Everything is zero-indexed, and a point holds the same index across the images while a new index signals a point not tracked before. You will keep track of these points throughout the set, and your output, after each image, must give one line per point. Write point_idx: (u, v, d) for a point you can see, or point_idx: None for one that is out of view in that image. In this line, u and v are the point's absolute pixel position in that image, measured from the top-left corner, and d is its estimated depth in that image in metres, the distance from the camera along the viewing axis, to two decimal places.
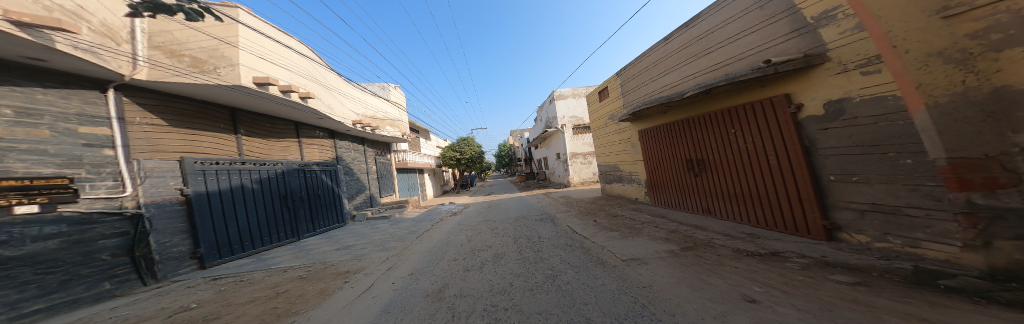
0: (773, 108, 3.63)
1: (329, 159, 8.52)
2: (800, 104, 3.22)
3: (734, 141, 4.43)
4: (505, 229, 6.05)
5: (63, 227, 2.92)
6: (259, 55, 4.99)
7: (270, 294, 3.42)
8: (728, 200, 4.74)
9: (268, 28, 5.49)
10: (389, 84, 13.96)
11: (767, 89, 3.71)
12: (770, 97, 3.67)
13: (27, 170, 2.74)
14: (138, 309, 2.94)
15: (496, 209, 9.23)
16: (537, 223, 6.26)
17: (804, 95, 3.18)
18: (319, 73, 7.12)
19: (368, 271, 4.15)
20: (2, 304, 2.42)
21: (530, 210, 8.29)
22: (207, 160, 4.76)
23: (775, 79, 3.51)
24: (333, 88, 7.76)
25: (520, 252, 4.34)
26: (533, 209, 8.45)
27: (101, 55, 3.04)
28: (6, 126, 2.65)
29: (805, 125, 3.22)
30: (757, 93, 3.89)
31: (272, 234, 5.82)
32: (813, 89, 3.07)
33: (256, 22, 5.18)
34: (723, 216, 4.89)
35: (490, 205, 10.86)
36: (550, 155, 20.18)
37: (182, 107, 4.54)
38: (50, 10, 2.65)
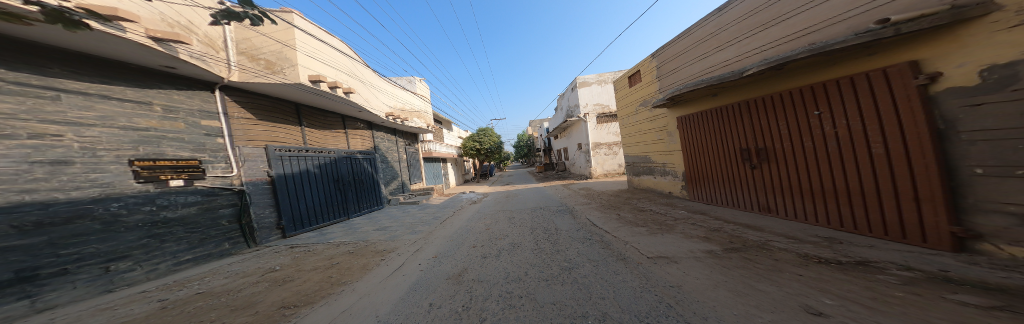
0: (885, 81, 2.68)
1: (368, 148, 9.69)
2: (934, 74, 2.26)
3: (816, 125, 3.51)
4: (521, 219, 6.02)
5: (199, 197, 4.10)
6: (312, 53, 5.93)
7: (327, 263, 4.12)
8: (795, 197, 3.90)
9: (314, 29, 6.34)
10: (415, 77, 15.22)
11: (880, 56, 2.73)
12: (886, 68, 2.68)
13: (174, 153, 3.90)
14: (244, 266, 3.86)
15: (513, 199, 9.30)
16: (555, 215, 6.08)
17: (945, 60, 2.22)
18: (356, 70, 8.03)
19: (399, 251, 4.63)
20: (169, 252, 3.61)
21: (547, 201, 8.07)
22: (283, 147, 5.87)
23: (897, 42, 2.53)
24: (369, 84, 8.76)
25: (536, 242, 4.30)
26: (550, 200, 8.24)
27: (207, 62, 4.08)
28: (158, 120, 3.80)
29: (943, 101, 2.27)
30: (861, 63, 2.94)
31: (329, 212, 6.94)
32: (955, 50, 2.15)
33: (306, 25, 6.01)
34: (785, 215, 4.06)
35: (508, 195, 10.94)
36: (570, 145, 19.43)
37: (264, 103, 5.70)
38: (173, 26, 3.73)
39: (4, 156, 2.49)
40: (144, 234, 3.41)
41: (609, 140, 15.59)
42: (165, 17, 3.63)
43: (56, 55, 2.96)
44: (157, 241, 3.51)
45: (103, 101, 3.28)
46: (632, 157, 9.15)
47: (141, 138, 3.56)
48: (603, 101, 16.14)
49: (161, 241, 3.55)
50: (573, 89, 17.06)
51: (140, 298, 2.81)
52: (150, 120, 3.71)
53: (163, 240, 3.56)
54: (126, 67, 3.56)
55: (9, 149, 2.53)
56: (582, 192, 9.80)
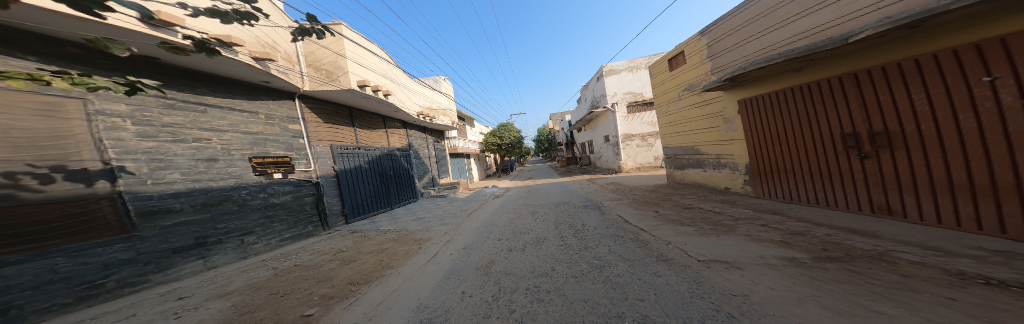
0: None
1: (405, 146, 10.63)
2: None
3: (982, 96, 2.27)
4: (545, 214, 5.77)
5: (292, 187, 5.32)
6: (360, 59, 6.83)
7: (378, 247, 4.80)
8: (937, 195, 2.67)
9: (360, 38, 7.06)
10: (439, 77, 16.31)
11: None
12: None
13: (274, 152, 5.18)
14: (322, 245, 4.84)
15: (535, 194, 9.09)
16: (579, 210, 5.67)
17: None
18: (392, 73, 8.73)
19: (434, 241, 5.03)
20: (276, 232, 4.81)
21: (572, 197, 7.58)
22: (344, 147, 7.07)
23: None
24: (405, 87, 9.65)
25: (562, 239, 4.04)
26: (574, 195, 7.74)
27: (287, 75, 5.12)
28: (262, 125, 5.09)
29: None
30: None
31: (377, 202, 8.00)
32: None
33: (352, 34, 6.77)
34: (915, 219, 2.87)
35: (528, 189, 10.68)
36: (596, 138, 17.93)
37: (328, 107, 6.90)
38: (264, 46, 4.75)
39: (180, 155, 3.81)
40: (263, 215, 4.66)
41: (644, 132, 13.89)
42: (259, 39, 4.65)
43: (202, 78, 4.28)
44: (269, 220, 4.74)
45: (232, 113, 4.63)
46: (674, 148, 7.87)
47: (255, 140, 4.88)
48: (634, 89, 14.25)
49: (271, 219, 4.78)
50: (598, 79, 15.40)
51: (259, 267, 3.76)
52: (257, 126, 5.00)
53: (272, 219, 4.79)
54: (241, 84, 4.87)
55: (183, 150, 3.86)
56: (611, 187, 8.83)
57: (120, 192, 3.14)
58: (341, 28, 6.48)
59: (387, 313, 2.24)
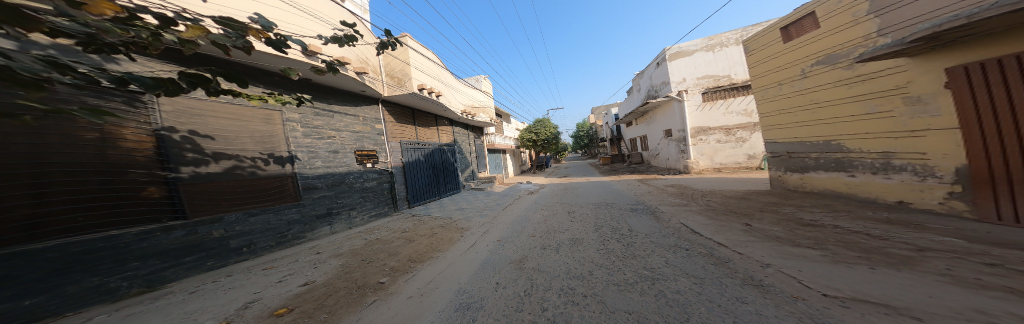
0: None
1: (452, 142, 10.69)
2: None
3: None
4: (591, 216, 5.23)
5: (376, 175, 6.42)
6: (419, 66, 7.78)
7: (432, 230, 5.36)
8: None
9: (419, 47, 8.10)
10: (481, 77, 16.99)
11: None
12: None
13: (368, 146, 6.36)
14: (388, 224, 5.76)
15: (573, 192, 8.49)
16: (629, 215, 4.92)
17: None
18: (443, 75, 9.47)
19: (477, 231, 5.28)
20: (364, 212, 5.90)
21: (620, 199, 6.66)
22: (409, 141, 7.83)
23: None
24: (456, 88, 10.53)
25: (607, 244, 3.61)
26: (621, 197, 6.79)
27: (375, 85, 6.13)
28: (360, 125, 6.24)
29: None
30: None
31: (433, 191, 8.61)
32: None
33: (414, 44, 7.81)
34: None
35: (566, 188, 10.05)
36: (653, 133, 15.39)
37: (398, 109, 7.66)
38: (361, 62, 5.79)
39: (312, 147, 5.03)
40: (359, 197, 5.79)
41: (730, 124, 11.22)
42: (359, 57, 5.70)
43: (324, 89, 5.45)
44: (362, 203, 5.85)
45: (343, 115, 5.83)
46: (784, 144, 5.85)
47: (355, 136, 6.02)
48: (714, 71, 11.50)
49: (363, 202, 5.88)
50: (660, 64, 13.04)
51: (354, 238, 4.76)
52: (357, 126, 6.15)
53: (364, 201, 5.93)
54: (348, 94, 6.01)
55: (314, 144, 5.06)
56: (667, 191, 7.38)
57: (297, 171, 4.65)
58: (406, 40, 7.55)
59: (434, 291, 2.48)
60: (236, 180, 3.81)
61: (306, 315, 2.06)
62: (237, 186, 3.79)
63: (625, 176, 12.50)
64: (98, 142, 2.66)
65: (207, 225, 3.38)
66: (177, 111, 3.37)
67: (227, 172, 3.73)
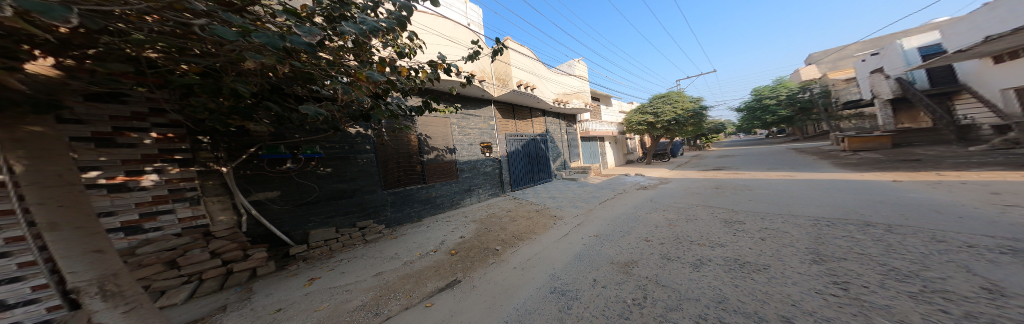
0: None
1: (545, 132, 10.70)
2: None
3: None
4: (836, 237, 2.80)
5: (493, 162, 7.41)
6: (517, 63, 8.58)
7: (530, 213, 5.71)
8: None
9: (518, 47, 8.71)
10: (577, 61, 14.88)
11: None
12: None
13: (490, 138, 7.43)
14: (496, 202, 6.73)
15: (711, 196, 5.90)
16: (872, 239, 2.61)
17: None
18: (538, 68, 9.68)
19: (572, 224, 4.96)
20: (487, 190, 7.06)
21: (892, 216, 3.34)
22: (512, 133, 8.45)
23: None
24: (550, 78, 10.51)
25: (791, 264, 2.21)
26: (834, 211, 3.80)
27: (490, 88, 7.03)
28: (486, 122, 7.34)
29: None
30: None
31: (529, 178, 8.97)
32: None
33: (513, 44, 8.48)
34: None
35: (741, 188, 6.49)
36: None
37: (505, 107, 8.39)
38: (483, 71, 6.79)
39: (463, 141, 6.49)
40: (483, 176, 6.95)
41: None
42: (481, 67, 6.76)
43: (462, 97, 6.71)
44: (485, 185, 7.00)
45: (476, 115, 7.04)
46: None
47: (484, 131, 7.22)
48: None
49: (486, 184, 7.02)
50: None
51: (481, 209, 5.92)
52: (484, 123, 7.26)
53: (486, 184, 7.05)
54: (476, 99, 7.12)
55: (462, 138, 6.46)
56: None
57: (456, 159, 6.22)
58: (507, 43, 8.49)
59: (533, 268, 2.67)
60: (440, 163, 5.76)
61: (456, 263, 2.77)
62: (445, 166, 5.87)
63: (927, 175, 5.92)
64: (407, 143, 5.19)
65: (425, 188, 5.34)
66: (422, 123, 5.49)
67: (433, 158, 5.63)
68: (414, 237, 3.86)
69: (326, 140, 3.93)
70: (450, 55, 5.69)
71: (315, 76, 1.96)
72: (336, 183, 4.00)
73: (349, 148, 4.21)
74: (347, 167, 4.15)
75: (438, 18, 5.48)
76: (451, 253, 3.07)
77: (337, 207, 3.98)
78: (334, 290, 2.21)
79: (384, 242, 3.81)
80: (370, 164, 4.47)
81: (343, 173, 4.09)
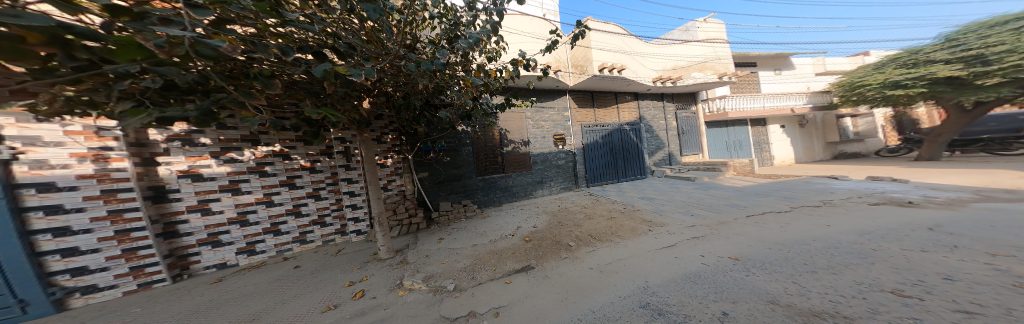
0: None
1: (636, 119, 8.87)
2: None
3: None
4: None
5: (565, 155, 7.12)
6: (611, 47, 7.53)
7: (610, 213, 4.84)
8: None
9: (602, 24, 7.51)
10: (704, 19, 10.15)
11: None
12: None
13: (564, 130, 7.14)
14: (569, 196, 6.39)
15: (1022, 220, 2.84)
16: None
17: None
18: (627, 44, 7.92)
19: (663, 225, 3.90)
20: (557, 184, 6.90)
21: None
22: (590, 124, 7.66)
23: None
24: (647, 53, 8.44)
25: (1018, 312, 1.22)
26: None
27: (565, 77, 6.64)
28: (560, 112, 7.11)
29: None
30: None
31: (608, 174, 7.89)
32: None
33: (596, 24, 7.35)
34: None
35: None
36: None
37: (584, 96, 7.74)
38: (558, 62, 6.55)
39: (536, 133, 6.62)
40: (554, 169, 6.85)
41: None
42: (556, 58, 6.55)
43: (537, 90, 6.77)
44: (557, 178, 6.89)
45: (550, 107, 6.95)
46: None
47: (558, 123, 7.01)
48: None
49: (557, 177, 6.89)
50: None
51: (552, 202, 5.89)
52: (558, 115, 7.06)
53: (557, 176, 6.90)
54: (551, 91, 6.99)
55: (536, 131, 6.60)
56: None
57: (529, 151, 6.44)
58: (588, 24, 7.59)
59: (615, 274, 2.22)
60: (514, 155, 6.17)
61: (528, 250, 2.75)
62: (517, 158, 6.22)
63: None
64: (492, 138, 5.85)
65: (504, 177, 5.91)
66: (503, 119, 6.06)
67: (510, 150, 6.12)
68: (496, 220, 4.25)
69: (445, 137, 5.10)
70: (529, 51, 5.86)
71: (448, 87, 2.32)
72: (447, 169, 5.13)
73: (457, 142, 5.27)
74: (457, 156, 5.26)
75: (520, 15, 5.72)
76: (526, 240, 3.13)
77: (444, 188, 5.09)
78: (451, 249, 2.80)
79: (475, 221, 4.40)
80: (470, 154, 5.42)
81: (453, 161, 5.20)
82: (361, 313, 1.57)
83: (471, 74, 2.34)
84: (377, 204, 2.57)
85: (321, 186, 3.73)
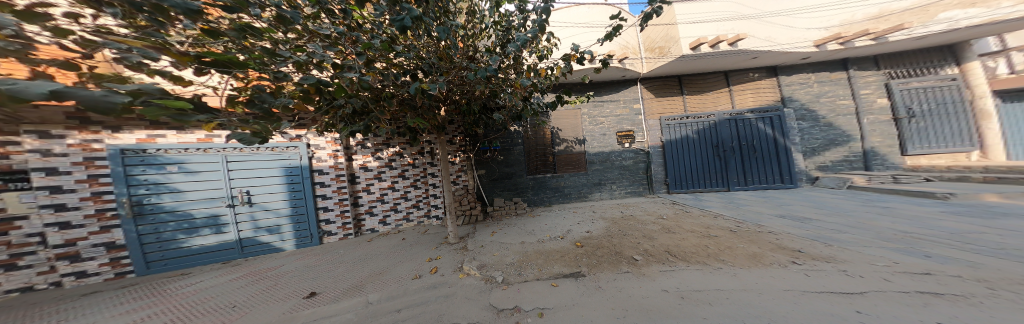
0: None
1: (769, 104, 6.00)
2: None
3: None
4: None
5: (632, 154, 5.98)
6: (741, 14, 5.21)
7: (711, 231, 2.96)
8: None
9: None
10: None
11: None
12: None
13: (631, 124, 6.01)
14: (637, 201, 5.30)
15: None
16: None
17: None
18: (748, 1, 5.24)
19: (779, 236, 2.63)
20: (621, 187, 5.91)
21: None
22: (675, 116, 5.99)
23: None
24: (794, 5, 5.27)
25: None
26: None
27: (633, 64, 5.53)
28: (629, 100, 6.04)
29: None
30: None
31: (709, 180, 5.77)
32: None
33: None
34: None
35: None
36: None
37: (671, 82, 6.17)
38: (625, 47, 5.57)
39: (594, 130, 5.92)
40: (618, 169, 5.92)
41: None
42: (623, 44, 5.60)
43: (597, 83, 6.00)
44: (622, 181, 5.91)
45: (612, 101, 6.02)
46: None
47: (623, 118, 5.99)
48: None
49: (622, 179, 5.91)
50: None
51: (614, 208, 4.75)
52: (623, 108, 6.03)
53: (622, 179, 5.91)
54: (614, 82, 6.04)
55: (594, 127, 5.93)
56: None
57: (584, 150, 5.86)
58: None
59: (704, 305, 1.37)
60: (567, 154, 5.79)
61: (581, 256, 2.31)
62: (572, 158, 5.81)
63: None
64: (541, 137, 5.75)
65: (555, 178, 5.71)
66: (555, 117, 5.80)
67: (562, 149, 5.78)
68: (544, 220, 4.06)
69: (499, 137, 5.43)
70: (582, 42, 5.38)
71: (499, 90, 2.42)
72: (499, 167, 5.49)
73: (508, 142, 5.52)
74: (510, 155, 5.52)
75: (573, 7, 5.40)
76: (577, 244, 2.68)
77: (499, 184, 5.50)
78: (507, 243, 2.89)
79: (528, 218, 4.33)
80: (519, 153, 5.56)
81: (507, 160, 5.51)
82: (433, 286, 1.91)
83: (518, 77, 2.43)
84: (448, 194, 3.00)
85: (418, 178, 4.42)
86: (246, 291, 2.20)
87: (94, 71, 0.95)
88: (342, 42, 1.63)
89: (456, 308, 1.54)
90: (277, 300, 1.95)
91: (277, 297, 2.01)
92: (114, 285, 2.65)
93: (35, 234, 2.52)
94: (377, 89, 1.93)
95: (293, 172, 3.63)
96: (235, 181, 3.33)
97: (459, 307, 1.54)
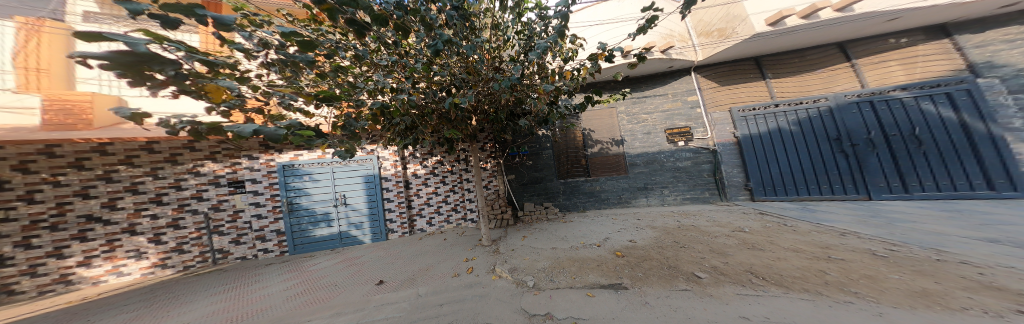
0: None
1: (936, 75, 4.17)
2: None
3: None
4: None
5: (690, 154, 5.02)
6: None
7: (820, 247, 2.31)
8: None
9: None
10: None
11: None
12: None
13: (685, 119, 5.12)
14: (701, 209, 4.35)
15: None
16: None
17: None
18: None
19: (984, 271, 1.67)
20: (678, 193, 4.97)
21: None
22: (752, 105, 4.83)
23: None
24: None
25: None
26: None
27: (681, 53, 4.80)
28: (677, 93, 5.23)
29: None
30: None
31: (830, 184, 4.24)
32: None
33: None
34: None
35: None
36: None
37: (745, 66, 5.06)
38: (665, 37, 4.89)
39: (636, 129, 5.29)
40: (672, 173, 5.05)
41: None
42: (662, 32, 4.88)
43: (633, 78, 5.43)
44: (679, 186, 4.98)
45: (656, 96, 5.31)
46: None
47: (674, 113, 5.18)
48: None
49: (679, 184, 4.98)
50: None
51: (667, 217, 3.96)
52: (673, 101, 5.23)
53: (680, 183, 4.98)
54: (655, 75, 5.34)
55: (635, 125, 5.31)
56: None
57: (622, 151, 5.28)
58: None
59: None
60: (603, 157, 5.32)
61: (623, 267, 2.04)
62: (609, 161, 5.29)
63: None
64: (573, 140, 5.44)
65: (589, 181, 5.28)
66: (585, 118, 5.48)
67: (596, 151, 5.36)
68: (577, 226, 3.74)
69: (529, 143, 5.41)
70: (611, 39, 5.10)
71: (524, 97, 2.54)
72: (532, 175, 5.42)
73: (537, 147, 5.42)
74: (538, 160, 5.40)
75: (600, 3, 5.19)
76: (617, 254, 2.38)
77: (537, 193, 5.38)
78: (538, 248, 2.78)
79: (563, 224, 4.06)
80: (550, 157, 5.38)
81: (540, 167, 5.39)
82: (470, 285, 2.01)
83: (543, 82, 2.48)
84: (479, 199, 3.13)
85: (456, 183, 4.91)
86: (343, 274, 2.78)
87: (260, 112, 1.41)
88: (395, 70, 2.00)
89: (489, 308, 1.57)
90: (359, 283, 2.41)
91: (360, 281, 2.49)
92: (275, 261, 3.78)
93: (247, 221, 3.89)
94: (421, 107, 2.28)
95: (370, 180, 4.50)
96: (338, 188, 4.36)
97: (494, 309, 1.56)
